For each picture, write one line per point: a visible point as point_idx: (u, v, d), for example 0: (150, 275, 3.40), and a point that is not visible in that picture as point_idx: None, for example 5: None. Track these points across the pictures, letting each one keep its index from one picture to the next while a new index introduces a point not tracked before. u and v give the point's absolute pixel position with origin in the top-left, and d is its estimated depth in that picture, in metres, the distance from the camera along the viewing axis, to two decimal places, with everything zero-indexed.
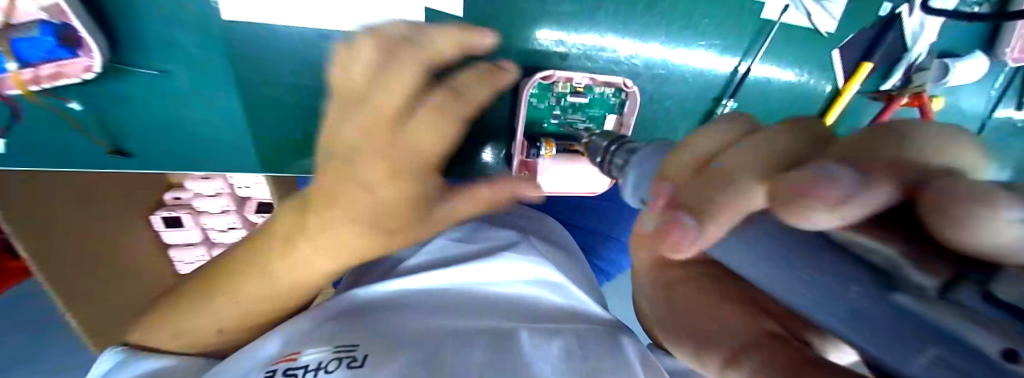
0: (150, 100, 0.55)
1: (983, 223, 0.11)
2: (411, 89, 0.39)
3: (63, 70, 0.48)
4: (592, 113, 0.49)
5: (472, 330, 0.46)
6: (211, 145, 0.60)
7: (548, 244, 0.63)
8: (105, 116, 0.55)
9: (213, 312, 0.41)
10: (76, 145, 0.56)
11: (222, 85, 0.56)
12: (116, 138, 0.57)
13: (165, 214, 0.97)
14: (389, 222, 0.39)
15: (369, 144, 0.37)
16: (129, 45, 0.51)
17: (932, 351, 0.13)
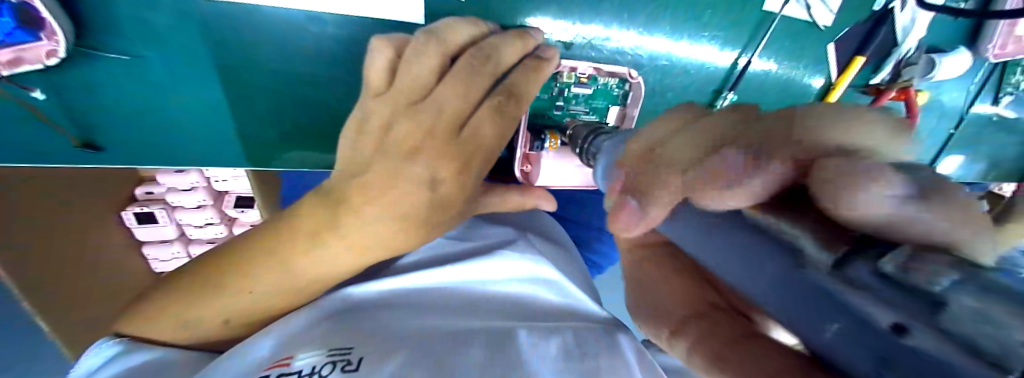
0: (144, 90, 0.38)
1: (861, 196, 0.10)
2: (436, 68, 0.36)
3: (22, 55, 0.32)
4: (595, 105, 0.47)
5: (470, 326, 0.45)
6: (199, 139, 0.41)
7: (545, 241, 0.65)
8: (86, 107, 0.37)
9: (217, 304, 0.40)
10: (49, 142, 0.38)
11: (201, 75, 0.38)
12: (89, 127, 0.39)
13: (138, 209, 0.87)
14: (406, 228, 0.36)
15: (398, 144, 0.36)
16: (99, 24, 0.34)
17: (838, 322, 0.10)
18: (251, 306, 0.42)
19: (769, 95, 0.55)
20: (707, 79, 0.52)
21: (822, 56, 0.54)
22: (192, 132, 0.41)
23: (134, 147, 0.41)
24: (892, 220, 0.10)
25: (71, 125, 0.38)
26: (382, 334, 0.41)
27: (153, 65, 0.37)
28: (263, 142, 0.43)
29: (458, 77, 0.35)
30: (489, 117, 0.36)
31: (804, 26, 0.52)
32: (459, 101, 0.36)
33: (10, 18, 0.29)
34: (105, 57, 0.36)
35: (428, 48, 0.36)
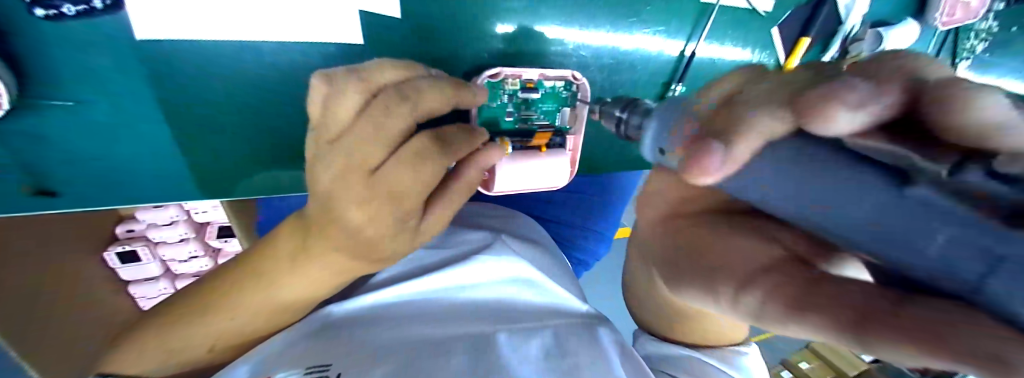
0: (97, 134, 0.36)
1: (980, 105, 0.12)
2: (356, 116, 0.32)
3: None
4: (545, 108, 0.46)
5: (450, 336, 0.46)
6: (159, 176, 0.40)
7: (523, 241, 0.63)
8: (31, 157, 0.35)
9: (199, 333, 0.42)
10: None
11: (152, 112, 0.36)
12: (38, 174, 0.36)
13: (119, 249, 0.89)
14: (374, 252, 0.37)
15: (344, 182, 0.33)
16: (39, 71, 0.32)
17: (945, 232, 0.12)
18: (231, 332, 0.43)
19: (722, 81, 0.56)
20: (656, 72, 0.52)
21: (766, 36, 0.54)
22: (149, 168, 0.39)
23: (90, 192, 0.38)
24: (1004, 121, 0.12)
25: (20, 174, 0.35)
26: (363, 349, 0.42)
27: (101, 109, 0.35)
28: (226, 172, 0.41)
29: (375, 119, 0.31)
30: (405, 161, 0.33)
31: (747, 13, 0.52)
32: (377, 150, 0.32)
33: None
34: (51, 105, 0.34)
35: (353, 86, 0.31)
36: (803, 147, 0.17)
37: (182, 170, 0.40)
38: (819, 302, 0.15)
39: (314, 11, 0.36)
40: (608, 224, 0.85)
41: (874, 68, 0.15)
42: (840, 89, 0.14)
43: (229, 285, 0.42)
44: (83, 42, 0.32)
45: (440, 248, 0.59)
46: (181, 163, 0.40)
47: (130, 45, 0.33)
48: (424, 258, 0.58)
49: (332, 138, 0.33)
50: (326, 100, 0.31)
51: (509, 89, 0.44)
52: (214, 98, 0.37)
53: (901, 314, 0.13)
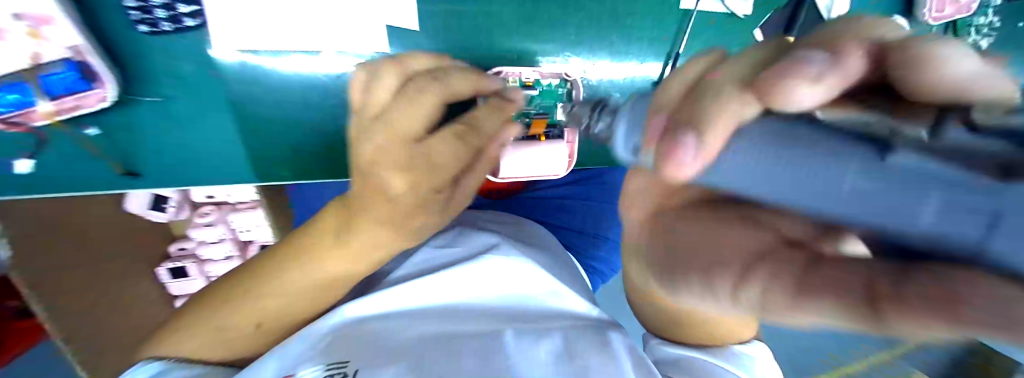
0: (178, 127, 0.52)
1: (942, 62, 0.14)
2: (393, 93, 0.39)
3: (82, 104, 0.45)
4: (543, 104, 0.55)
5: (464, 332, 0.48)
6: (218, 163, 0.54)
7: (529, 245, 0.64)
8: (123, 139, 0.50)
9: (243, 313, 0.46)
10: (99, 174, 0.51)
11: (215, 109, 0.51)
12: (127, 158, 0.51)
13: (171, 265, 0.98)
14: (411, 221, 0.41)
15: (385, 154, 0.37)
16: (137, 75, 0.48)
17: (937, 197, 0.12)
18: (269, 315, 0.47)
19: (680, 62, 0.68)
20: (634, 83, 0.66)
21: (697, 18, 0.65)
22: (206, 157, 0.53)
23: (164, 173, 0.53)
24: (974, 77, 0.13)
25: (111, 155, 0.50)
26: (384, 349, 0.45)
27: (174, 104, 0.50)
28: (267, 161, 0.56)
29: (410, 96, 0.38)
30: (449, 138, 0.38)
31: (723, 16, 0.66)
32: (412, 117, 0.37)
33: (75, 72, 0.43)
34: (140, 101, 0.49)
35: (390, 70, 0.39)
36: (781, 131, 0.17)
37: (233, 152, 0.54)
38: (822, 281, 0.14)
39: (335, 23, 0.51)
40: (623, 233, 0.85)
41: (836, 40, 0.17)
42: (804, 61, 0.16)
43: (266, 270, 0.47)
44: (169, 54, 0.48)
45: (450, 247, 0.61)
46: (234, 153, 0.54)
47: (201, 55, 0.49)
48: (435, 256, 0.60)
49: (375, 113, 0.39)
50: (366, 83, 0.40)
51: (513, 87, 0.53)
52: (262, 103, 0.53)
53: (915, 282, 0.12)
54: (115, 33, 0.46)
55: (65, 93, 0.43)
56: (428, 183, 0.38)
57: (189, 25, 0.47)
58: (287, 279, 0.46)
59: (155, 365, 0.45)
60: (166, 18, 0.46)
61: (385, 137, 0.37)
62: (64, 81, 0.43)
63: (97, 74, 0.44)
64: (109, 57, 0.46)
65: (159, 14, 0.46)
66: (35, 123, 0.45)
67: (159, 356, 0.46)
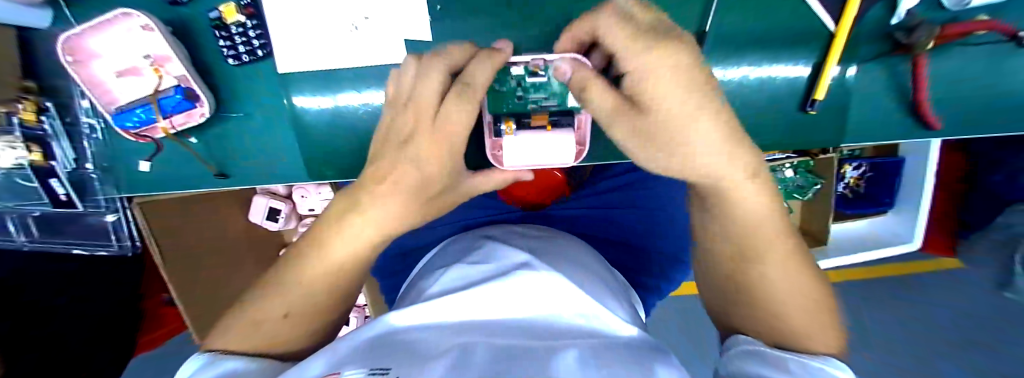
0: (225, 136, 0.50)
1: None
2: (440, 91, 0.36)
3: (188, 120, 0.47)
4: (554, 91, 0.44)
5: (527, 345, 0.40)
6: (282, 166, 0.52)
7: (567, 262, 0.63)
8: (221, 141, 0.51)
9: (294, 283, 0.39)
10: (164, 177, 0.52)
11: (262, 98, 0.49)
12: (221, 160, 0.51)
13: None
14: (426, 192, 0.39)
15: (441, 136, 0.36)
16: (215, 75, 0.48)
17: None
18: (332, 275, 0.40)
19: (875, 95, 0.57)
20: (778, 97, 0.56)
21: (813, 16, 0.52)
22: (272, 148, 0.51)
23: (252, 175, 0.52)
24: None
25: (209, 159, 0.51)
26: (429, 351, 0.38)
27: (252, 113, 0.50)
28: (324, 163, 0.51)
29: (458, 95, 0.35)
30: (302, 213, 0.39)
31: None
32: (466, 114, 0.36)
33: (180, 94, 0.45)
34: (227, 115, 0.50)
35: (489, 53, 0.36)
36: None
37: (298, 166, 0.52)
38: None
39: (375, 34, 0.45)
40: (674, 249, 0.88)
41: None
42: None
43: (329, 225, 0.41)
44: (209, 33, 0.47)
45: (478, 262, 0.64)
46: (291, 150, 0.51)
47: (276, 75, 0.48)
48: (469, 270, 0.62)
49: (429, 108, 0.36)
50: (416, 75, 0.36)
51: (516, 75, 0.44)
52: (322, 135, 0.50)
53: None
54: (208, 55, 0.48)
55: (175, 112, 0.46)
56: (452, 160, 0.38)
57: (262, 55, 0.47)
58: (346, 215, 0.39)
59: (201, 358, 0.33)
60: (240, 34, 0.46)
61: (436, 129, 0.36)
62: (171, 105, 0.46)
63: (197, 93, 0.46)
64: (191, 58, 0.47)
65: (240, 43, 0.46)
66: (154, 134, 0.48)
67: (205, 350, 0.35)
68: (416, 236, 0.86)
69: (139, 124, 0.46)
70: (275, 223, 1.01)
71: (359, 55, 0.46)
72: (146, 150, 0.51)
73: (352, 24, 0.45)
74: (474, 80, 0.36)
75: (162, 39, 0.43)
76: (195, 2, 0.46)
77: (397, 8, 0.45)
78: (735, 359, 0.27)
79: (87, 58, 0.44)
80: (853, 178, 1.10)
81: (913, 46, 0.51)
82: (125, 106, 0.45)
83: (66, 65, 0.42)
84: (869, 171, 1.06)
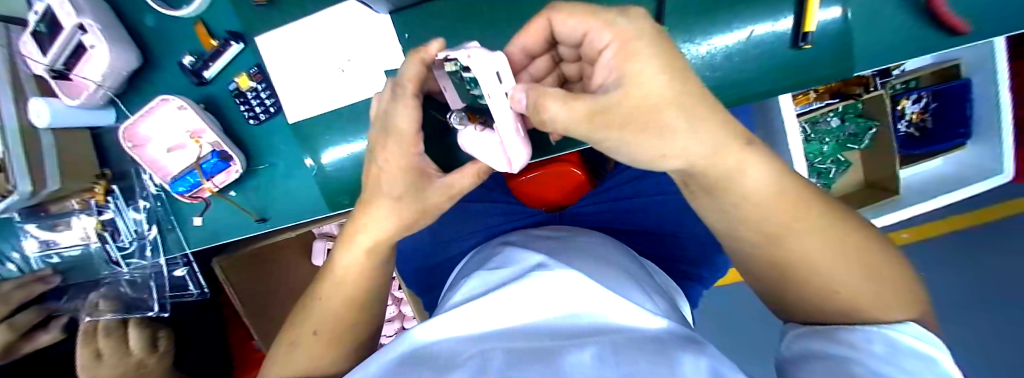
0: (259, 187, 0.59)
1: None
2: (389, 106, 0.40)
3: (228, 176, 0.56)
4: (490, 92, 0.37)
5: (543, 346, 0.42)
6: (305, 207, 0.59)
7: (584, 257, 0.64)
8: (251, 192, 0.59)
9: (320, 311, 0.45)
10: (215, 232, 0.61)
11: (281, 149, 0.57)
12: (259, 207, 0.59)
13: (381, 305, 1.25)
14: (406, 196, 0.42)
15: (400, 141, 0.40)
16: (242, 136, 0.56)
17: None
18: (351, 289, 0.45)
19: (887, 18, 0.52)
20: (770, 50, 0.53)
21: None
22: (295, 190, 0.58)
23: (284, 217, 0.59)
24: None
25: (250, 207, 0.59)
26: (450, 360, 0.41)
27: (277, 164, 0.57)
28: (339, 195, 0.57)
29: (394, 101, 0.39)
30: (342, 230, 0.47)
31: None
32: (415, 117, 0.39)
33: (217, 156, 0.53)
34: (257, 167, 0.58)
35: (411, 60, 0.37)
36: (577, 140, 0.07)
37: (318, 203, 0.58)
38: None
39: (359, 73, 0.51)
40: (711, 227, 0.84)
41: None
42: None
43: (338, 245, 0.46)
44: (228, 101, 0.55)
45: (500, 266, 0.67)
46: (310, 190, 0.58)
47: (287, 125, 0.55)
48: (487, 276, 0.65)
49: (383, 124, 0.41)
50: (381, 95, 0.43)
51: (453, 71, 0.39)
52: (334, 171, 0.56)
53: None
54: (233, 120, 0.56)
55: (215, 173, 0.55)
56: (418, 162, 0.42)
57: (273, 111, 0.54)
58: (355, 241, 0.44)
59: None
60: (254, 97, 0.54)
61: (400, 137, 0.40)
62: (213, 166, 0.54)
63: (230, 153, 0.54)
64: (220, 123, 0.56)
65: (255, 105, 0.54)
66: (203, 194, 0.57)
67: None
68: (444, 253, 0.91)
69: (193, 187, 0.55)
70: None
71: (348, 94, 0.52)
72: (199, 208, 0.60)
73: (338, 67, 0.51)
74: (402, 81, 0.37)
75: (195, 114, 0.52)
76: (217, 79, 0.55)
77: (371, 48, 0.50)
78: (816, 337, 0.32)
79: (142, 142, 0.53)
80: (915, 114, 0.98)
81: None
82: (178, 175, 0.54)
83: (128, 150, 0.52)
84: (932, 102, 0.95)
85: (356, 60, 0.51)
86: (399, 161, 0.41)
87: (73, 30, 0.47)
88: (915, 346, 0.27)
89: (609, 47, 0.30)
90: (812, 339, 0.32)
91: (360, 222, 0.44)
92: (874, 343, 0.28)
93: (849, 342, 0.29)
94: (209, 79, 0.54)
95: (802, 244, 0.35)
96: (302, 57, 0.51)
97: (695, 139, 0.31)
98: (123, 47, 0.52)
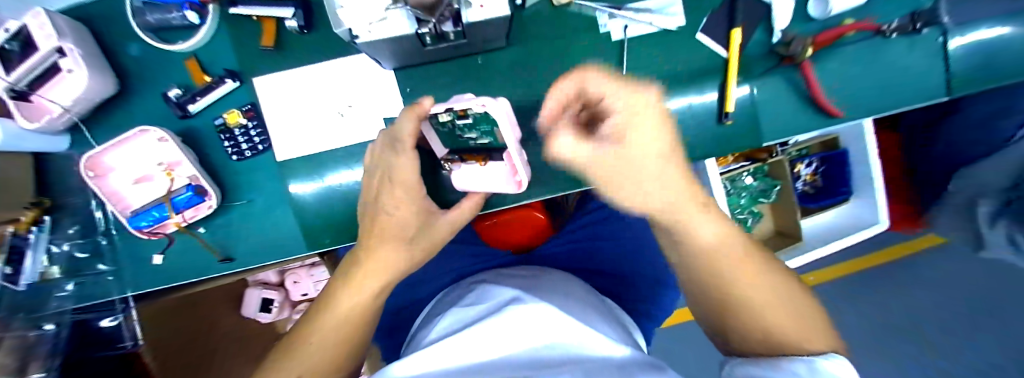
0: (234, 223, 0.56)
1: None
2: (390, 156, 0.43)
3: (199, 212, 0.53)
4: (485, 131, 0.41)
5: (515, 375, 0.44)
6: (280, 246, 0.57)
7: (556, 294, 0.69)
8: (224, 229, 0.56)
9: (303, 353, 0.43)
10: (171, 271, 0.57)
11: (262, 185, 0.56)
12: (227, 245, 0.56)
13: None
14: (408, 234, 0.45)
15: (402, 186, 0.43)
16: (222, 172, 0.55)
17: None
18: (348, 330, 0.46)
19: (786, 106, 0.68)
20: (703, 119, 0.65)
21: (704, 48, 0.62)
22: (273, 229, 0.57)
23: (254, 255, 0.57)
24: None
25: (216, 245, 0.56)
26: None
27: (257, 201, 0.56)
28: (322, 233, 0.57)
29: (394, 152, 0.42)
30: (340, 271, 0.48)
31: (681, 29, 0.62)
32: (411, 165, 0.42)
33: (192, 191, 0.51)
34: (234, 204, 0.56)
35: (405, 114, 0.39)
36: None
37: (297, 241, 0.57)
38: None
39: (358, 118, 0.54)
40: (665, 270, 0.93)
41: None
42: None
43: (335, 285, 0.47)
44: (211, 134, 0.54)
45: (475, 302, 0.69)
46: (290, 229, 0.57)
47: (275, 163, 0.55)
48: (462, 313, 0.66)
49: (383, 171, 0.44)
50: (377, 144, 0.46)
51: (443, 118, 0.42)
52: (322, 209, 0.56)
53: None
54: (214, 154, 0.55)
55: (185, 207, 0.52)
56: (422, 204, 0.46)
57: (262, 149, 0.55)
58: (352, 278, 0.46)
59: None
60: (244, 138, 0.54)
61: (401, 182, 0.43)
62: (183, 202, 0.52)
63: (205, 189, 0.52)
64: (197, 156, 0.54)
65: (243, 142, 0.54)
66: (167, 229, 0.53)
67: None
68: (415, 292, 0.90)
69: (159, 221, 0.52)
70: (269, 314, 1.03)
71: (344, 137, 0.55)
72: (158, 244, 0.56)
73: (337, 112, 0.54)
74: (402, 136, 0.40)
75: (175, 147, 0.50)
76: (202, 113, 0.54)
77: (373, 96, 0.54)
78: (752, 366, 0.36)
79: (106, 172, 0.50)
80: (810, 175, 1.22)
81: (794, 55, 0.63)
82: (142, 209, 0.51)
83: (87, 180, 0.49)
84: (822, 165, 1.20)
85: (357, 106, 0.54)
86: (404, 203, 0.44)
87: (49, 53, 0.45)
88: (832, 369, 0.31)
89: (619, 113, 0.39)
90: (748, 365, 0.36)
91: (362, 257, 0.46)
92: (795, 367, 0.32)
93: (775, 365, 0.33)
94: (194, 112, 0.53)
95: (740, 280, 0.41)
96: (303, 101, 0.54)
97: (661, 194, 0.41)
98: (101, 73, 0.50)
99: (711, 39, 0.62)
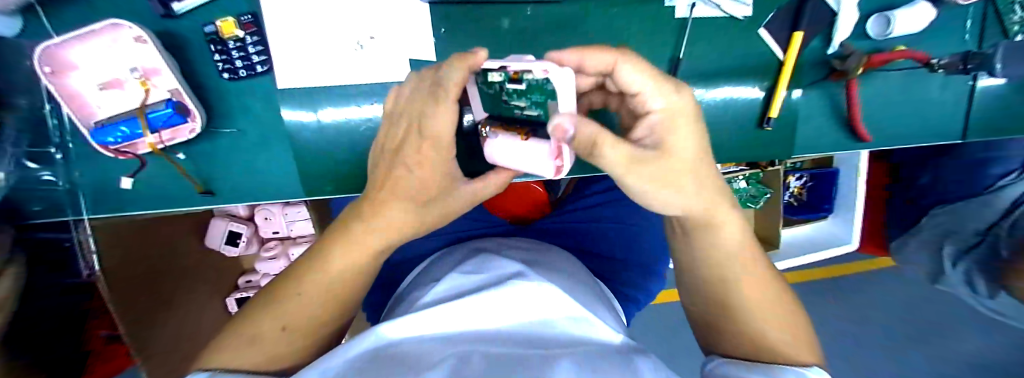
0: (219, 154, 0.49)
1: None
2: (427, 101, 0.36)
3: (176, 135, 0.46)
4: (536, 100, 0.37)
5: (524, 353, 0.38)
6: (271, 186, 0.50)
7: (558, 272, 0.65)
8: (206, 159, 0.49)
9: (289, 305, 0.38)
10: (137, 197, 0.49)
11: (256, 114, 0.48)
12: (208, 177, 0.49)
13: None
14: (423, 199, 0.40)
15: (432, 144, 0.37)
16: (209, 92, 0.47)
17: None
18: (339, 291, 0.40)
19: (821, 121, 0.68)
20: (740, 115, 0.65)
21: (762, 44, 0.62)
22: (264, 166, 0.50)
23: (239, 193, 0.50)
24: None
25: (196, 176, 0.49)
26: (423, 357, 0.37)
27: (250, 133, 0.49)
28: (322, 179, 0.51)
29: (432, 100, 0.35)
30: (340, 226, 0.42)
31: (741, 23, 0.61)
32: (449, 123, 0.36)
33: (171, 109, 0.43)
34: (222, 132, 0.48)
35: (458, 63, 0.33)
36: None
37: (292, 183, 0.51)
38: None
39: (380, 53, 0.47)
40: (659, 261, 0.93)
41: None
42: None
43: (331, 238, 0.42)
44: (198, 45, 0.46)
45: (477, 271, 0.65)
46: (284, 170, 0.50)
47: (275, 90, 0.48)
48: (461, 280, 0.62)
49: (414, 122, 0.38)
50: (415, 82, 0.39)
51: (492, 79, 0.38)
52: (326, 152, 0.50)
53: None
54: (200, 67, 0.46)
55: (164, 127, 0.44)
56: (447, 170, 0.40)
57: (261, 71, 0.47)
58: (349, 232, 0.40)
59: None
60: (240, 57, 0.46)
61: (432, 139, 0.37)
62: (159, 119, 0.44)
63: (189, 107, 0.45)
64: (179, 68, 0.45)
65: (237, 59, 0.46)
66: (140, 150, 0.46)
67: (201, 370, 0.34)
68: (402, 252, 0.85)
69: (131, 138, 0.44)
70: (235, 247, 0.98)
71: (362, 74, 0.48)
72: (125, 165, 0.48)
73: (356, 43, 0.47)
74: (446, 85, 0.34)
75: (154, 51, 0.42)
76: (189, 15, 0.45)
77: (402, 30, 0.47)
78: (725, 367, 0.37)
79: (66, 69, 0.41)
80: (797, 188, 1.24)
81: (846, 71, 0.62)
82: (109, 122, 0.43)
83: (42, 76, 0.40)
84: (810, 181, 1.20)
85: (380, 38, 0.47)
86: (428, 162, 0.38)
87: None
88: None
89: (660, 109, 0.32)
90: (733, 365, 0.37)
91: (370, 211, 0.40)
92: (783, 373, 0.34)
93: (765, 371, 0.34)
94: (179, 13, 0.44)
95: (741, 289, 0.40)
96: (319, 24, 0.46)
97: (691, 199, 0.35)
98: None
99: (770, 37, 0.61)
